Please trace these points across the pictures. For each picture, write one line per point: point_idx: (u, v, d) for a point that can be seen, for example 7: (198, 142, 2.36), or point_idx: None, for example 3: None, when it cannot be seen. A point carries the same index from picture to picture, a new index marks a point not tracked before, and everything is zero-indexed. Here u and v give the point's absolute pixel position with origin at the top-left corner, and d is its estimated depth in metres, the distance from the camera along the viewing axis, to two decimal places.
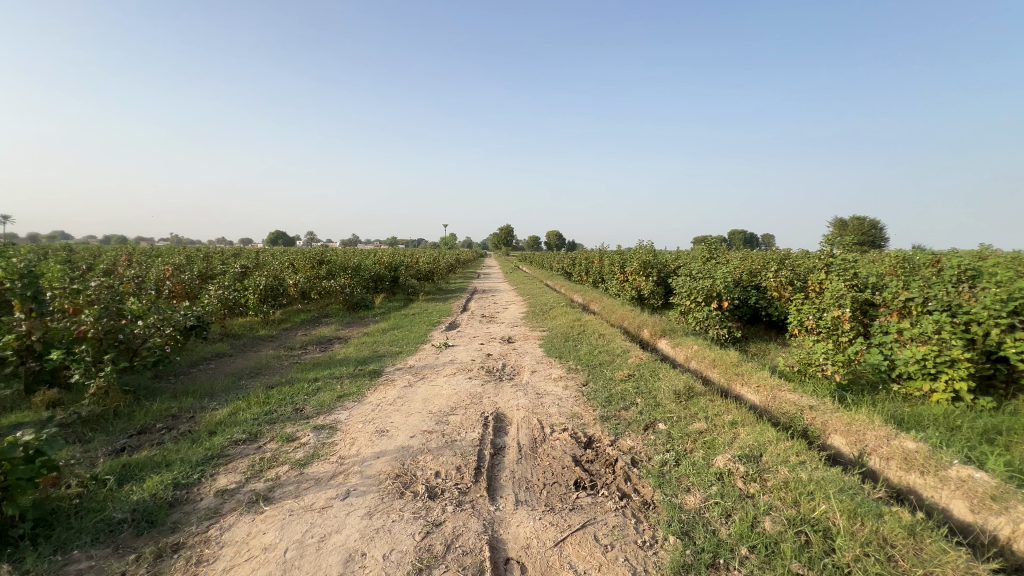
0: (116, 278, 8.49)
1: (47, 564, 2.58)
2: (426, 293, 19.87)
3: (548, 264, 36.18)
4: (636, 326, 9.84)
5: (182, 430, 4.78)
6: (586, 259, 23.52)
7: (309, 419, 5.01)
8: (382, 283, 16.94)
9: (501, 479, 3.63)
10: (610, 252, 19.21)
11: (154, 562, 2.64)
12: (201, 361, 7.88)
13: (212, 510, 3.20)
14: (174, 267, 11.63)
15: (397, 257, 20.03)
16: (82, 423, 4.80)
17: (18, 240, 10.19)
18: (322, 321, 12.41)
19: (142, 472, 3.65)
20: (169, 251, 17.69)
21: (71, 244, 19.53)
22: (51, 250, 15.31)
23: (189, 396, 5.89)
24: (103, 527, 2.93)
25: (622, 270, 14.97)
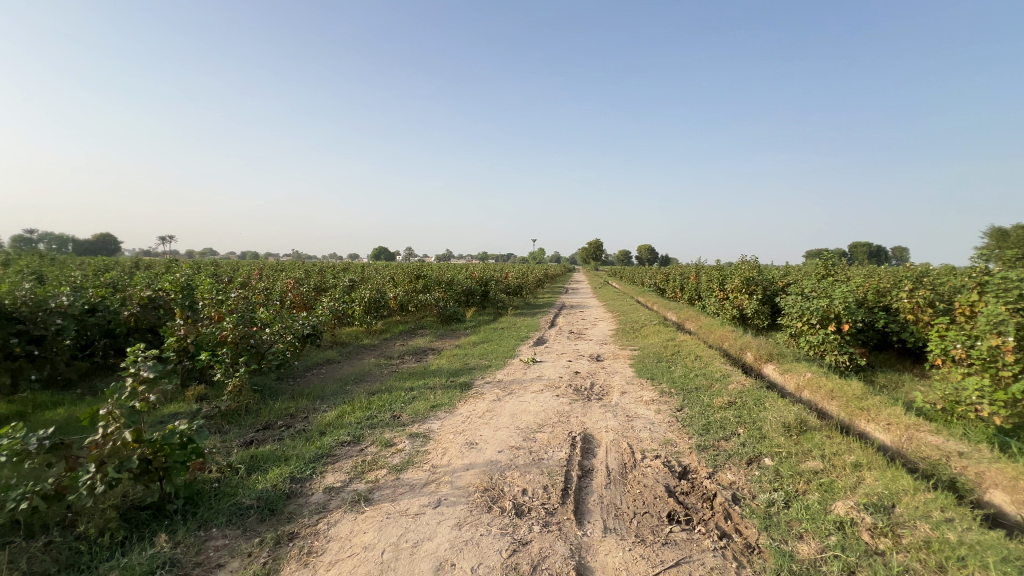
0: (251, 292, 9.95)
1: (193, 538, 3.11)
2: (514, 308, 20.31)
3: (638, 279, 35.21)
4: (739, 349, 9.19)
5: (298, 428, 5.44)
6: (682, 275, 22.51)
7: (405, 426, 5.42)
8: (473, 298, 17.65)
9: (589, 504, 3.65)
10: (709, 268, 18.21)
11: (274, 548, 3.06)
12: (316, 366, 8.90)
13: (321, 505, 3.63)
14: (295, 282, 13.25)
15: (488, 272, 20.82)
16: (221, 416, 5.70)
17: (177, 267, 12.41)
18: (418, 333, 13.25)
19: (266, 464, 4.26)
20: (294, 266, 20.06)
21: (218, 259, 23.19)
22: (204, 264, 18.32)
23: (304, 397, 6.70)
24: (235, 510, 3.46)
25: (723, 287, 14.14)
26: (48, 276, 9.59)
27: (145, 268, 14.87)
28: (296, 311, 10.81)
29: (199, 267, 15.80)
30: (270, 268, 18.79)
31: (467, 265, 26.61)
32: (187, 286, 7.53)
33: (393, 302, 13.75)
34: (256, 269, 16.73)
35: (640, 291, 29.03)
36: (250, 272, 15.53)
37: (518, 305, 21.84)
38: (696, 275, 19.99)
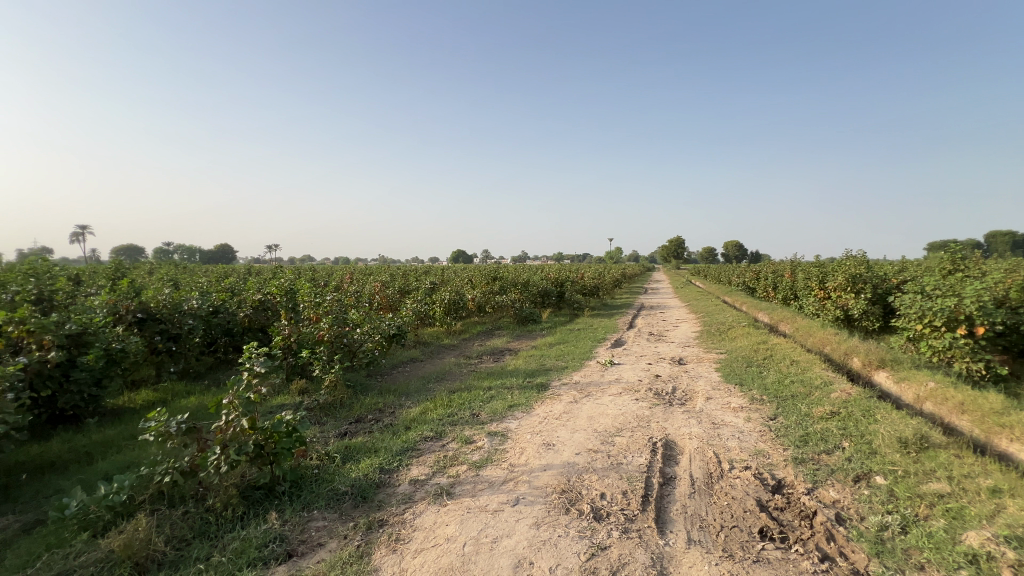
0: (345, 295, 11.02)
1: (298, 517, 3.67)
2: (590, 308, 20.24)
3: (723, 278, 33.34)
4: (843, 355, 8.49)
5: (386, 422, 6.01)
6: (775, 273, 21.01)
7: (483, 425, 5.78)
8: (548, 299, 17.86)
9: (671, 513, 3.70)
10: (806, 265, 16.83)
11: (366, 532, 3.50)
12: (400, 364, 9.62)
13: (408, 495, 4.05)
14: (382, 285, 14.36)
15: (563, 272, 20.94)
16: (319, 409, 6.46)
17: (283, 273, 14.01)
18: (494, 334, 13.71)
19: (358, 454, 4.83)
20: (380, 270, 21.54)
21: (314, 264, 25.67)
22: (303, 270, 20.38)
23: (390, 393, 7.34)
24: (333, 496, 3.99)
25: (823, 286, 13.05)
26: (183, 283, 11.33)
27: (255, 274, 16.80)
28: (382, 312, 11.71)
29: (299, 273, 17.55)
30: (359, 273, 20.34)
31: (542, 266, 26.83)
32: (289, 291, 8.95)
33: (470, 304, 14.30)
34: (347, 274, 18.23)
35: (726, 292, 27.41)
36: (342, 277, 16.96)
37: (594, 305, 21.76)
38: (791, 274, 18.54)
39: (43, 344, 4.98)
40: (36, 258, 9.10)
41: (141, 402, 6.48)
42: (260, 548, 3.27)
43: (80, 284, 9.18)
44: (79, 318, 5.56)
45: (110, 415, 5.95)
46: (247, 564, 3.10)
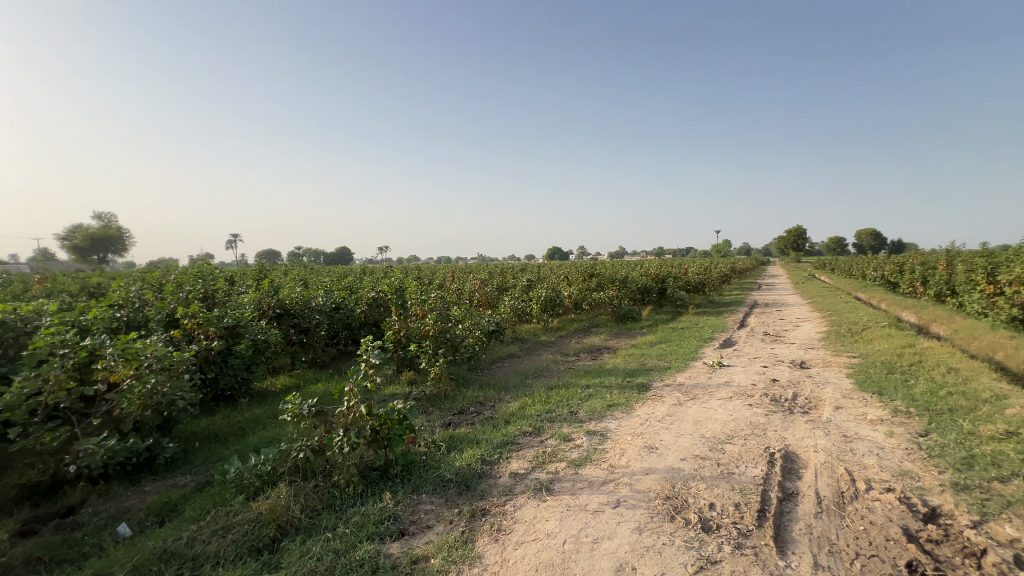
0: (448, 292, 11.43)
1: (409, 499, 3.78)
2: (696, 306, 18.86)
3: (855, 272, 29.19)
4: None
5: (487, 415, 6.05)
6: (924, 265, 17.81)
7: (582, 423, 5.53)
8: (649, 296, 16.69)
9: (793, 532, 3.15)
10: (969, 255, 13.98)
11: (470, 520, 3.47)
12: (499, 360, 9.71)
13: (508, 488, 3.97)
14: (481, 283, 14.72)
15: (666, 268, 19.75)
16: (426, 399, 6.71)
17: (393, 273, 14.97)
18: (592, 331, 13.32)
19: (462, 444, 4.89)
20: (479, 268, 22.19)
21: (421, 263, 27.24)
22: (409, 270, 21.68)
23: (490, 387, 7.42)
24: (440, 482, 4.05)
25: (994, 279, 10.70)
26: (311, 282, 12.61)
27: (368, 274, 18.21)
28: (480, 308, 11.95)
29: (406, 273, 18.68)
30: (460, 271, 21.12)
31: (642, 262, 25.60)
32: (397, 289, 9.48)
33: (567, 301, 14.04)
34: (448, 272, 19.01)
35: (858, 288, 23.88)
36: (443, 275, 17.74)
37: (700, 303, 20.24)
38: (947, 266, 15.55)
39: (209, 334, 5.77)
40: (202, 262, 10.72)
41: (280, 386, 7.30)
42: (378, 524, 3.40)
43: (233, 283, 10.64)
44: (233, 312, 6.34)
45: (257, 396, 6.75)
46: (367, 537, 3.23)
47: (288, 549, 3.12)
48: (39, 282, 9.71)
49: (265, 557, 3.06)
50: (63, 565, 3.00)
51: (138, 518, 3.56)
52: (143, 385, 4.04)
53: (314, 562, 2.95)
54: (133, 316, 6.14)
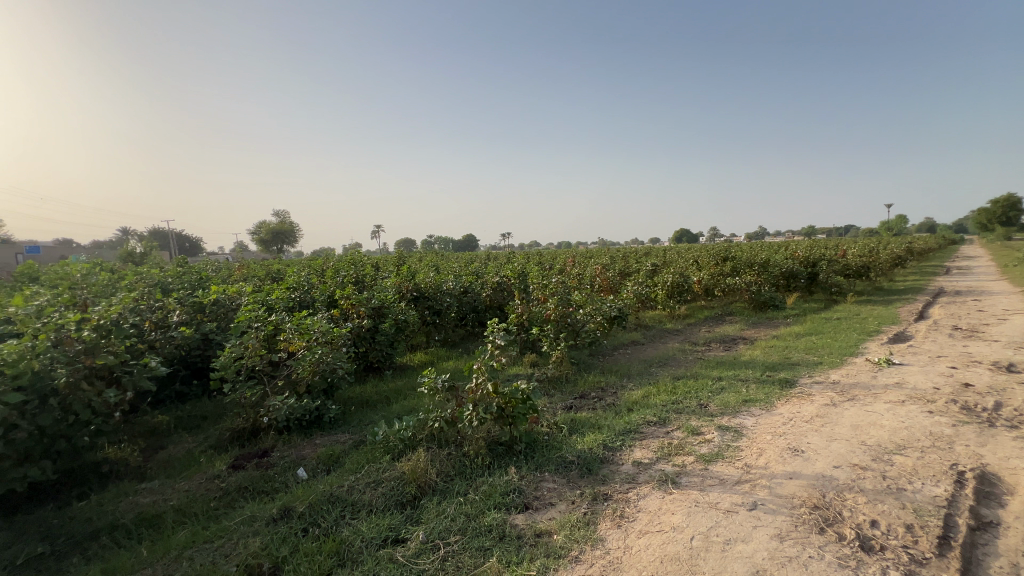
0: (569, 277, 11.45)
1: (533, 474, 3.96)
2: (856, 293, 16.20)
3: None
4: None
5: (609, 401, 5.99)
6: None
7: (713, 417, 5.17)
8: (796, 282, 14.71)
9: (987, 569, 2.64)
10: None
11: (593, 502, 3.53)
12: (622, 346, 9.47)
13: (632, 476, 3.92)
14: (603, 268, 14.43)
15: (819, 249, 17.23)
16: (548, 381, 6.89)
17: (515, 259, 15.42)
18: (725, 320, 12.27)
19: (584, 428, 4.94)
20: (601, 252, 21.75)
21: (542, 248, 27.69)
22: (531, 254, 22.11)
23: (612, 373, 7.32)
24: (563, 462, 4.16)
25: None
26: (443, 267, 13.59)
27: (493, 259, 19.05)
28: (602, 293, 11.76)
29: (528, 258, 19.08)
30: (581, 255, 20.94)
31: (788, 243, 22.69)
32: (520, 274, 9.80)
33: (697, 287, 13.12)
34: (569, 257, 19.02)
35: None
36: (564, 260, 17.75)
37: (863, 289, 17.34)
38: None
39: (360, 313, 6.78)
40: (354, 250, 12.21)
41: (417, 361, 8.10)
42: (504, 495, 3.63)
43: (379, 269, 11.99)
44: (379, 294, 7.22)
45: (400, 370, 7.58)
46: (494, 506, 3.48)
47: (426, 507, 3.51)
48: (239, 269, 11.98)
49: (408, 511, 3.47)
50: (260, 495, 3.76)
51: (311, 465, 4.24)
52: (312, 354, 4.87)
53: (448, 522, 3.29)
54: (305, 297, 7.32)
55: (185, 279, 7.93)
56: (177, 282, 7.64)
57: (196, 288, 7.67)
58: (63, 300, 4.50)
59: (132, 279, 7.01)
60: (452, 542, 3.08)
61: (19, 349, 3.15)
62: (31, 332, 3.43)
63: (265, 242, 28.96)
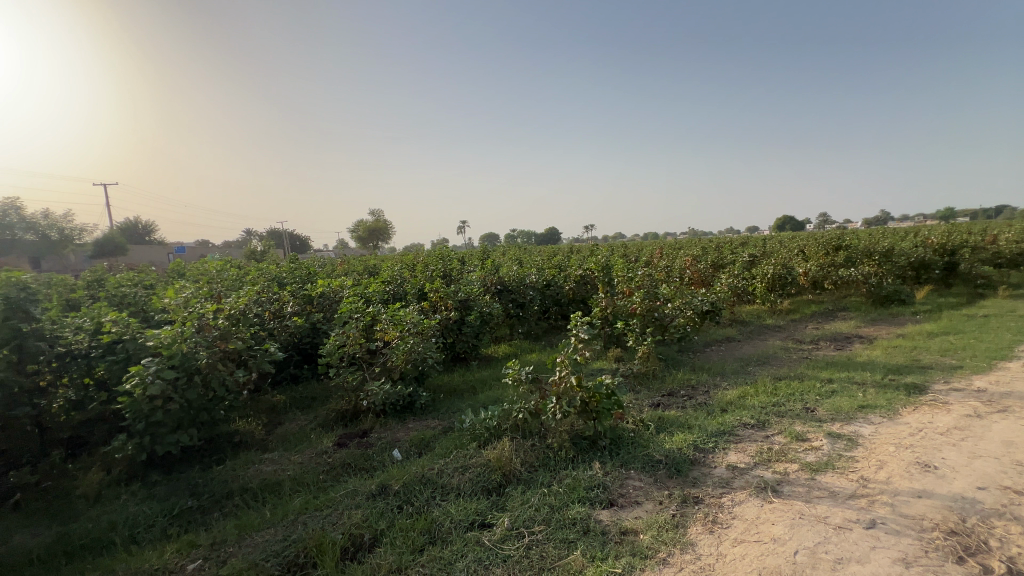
0: (656, 269, 10.93)
1: (618, 472, 3.82)
2: (1011, 285, 13.61)
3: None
4: None
5: (700, 400, 5.60)
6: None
7: (822, 423, 4.62)
8: (929, 273, 12.72)
9: None
10: None
11: (682, 504, 3.31)
12: (715, 342, 8.84)
13: (725, 480, 3.62)
14: (693, 259, 13.57)
15: (960, 234, 14.70)
16: (634, 377, 6.63)
17: (599, 251, 15.04)
18: (837, 315, 10.97)
19: (672, 427, 4.66)
20: (690, 243, 20.51)
21: (627, 240, 26.88)
22: (615, 246, 21.50)
23: (704, 371, 6.83)
24: (649, 461, 3.97)
25: None
26: (526, 261, 13.67)
27: (576, 252, 18.82)
28: (693, 287, 11.08)
29: (613, 251, 18.55)
30: (670, 247, 19.90)
31: (918, 228, 19.66)
32: (604, 266, 9.54)
33: (802, 279, 11.87)
34: (656, 248, 18.17)
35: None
36: (650, 252, 16.99)
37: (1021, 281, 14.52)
38: None
39: (448, 306, 7.07)
40: (442, 245, 12.70)
41: (502, 353, 8.24)
42: (588, 490, 3.54)
43: (465, 263, 12.37)
44: (465, 288, 7.43)
45: (486, 360, 7.76)
46: (578, 500, 3.41)
47: (511, 495, 3.54)
48: (341, 265, 13.03)
49: (494, 497, 3.53)
50: (362, 471, 4.05)
51: (405, 447, 4.48)
52: (405, 343, 5.14)
53: (533, 511, 3.29)
54: (398, 290, 7.75)
55: (296, 274, 8.79)
56: (291, 276, 8.49)
57: (305, 282, 8.46)
58: (203, 292, 5.19)
59: (254, 274, 7.91)
60: (536, 531, 3.07)
61: (171, 334, 3.67)
62: (179, 319, 3.97)
63: (363, 239, 31.20)
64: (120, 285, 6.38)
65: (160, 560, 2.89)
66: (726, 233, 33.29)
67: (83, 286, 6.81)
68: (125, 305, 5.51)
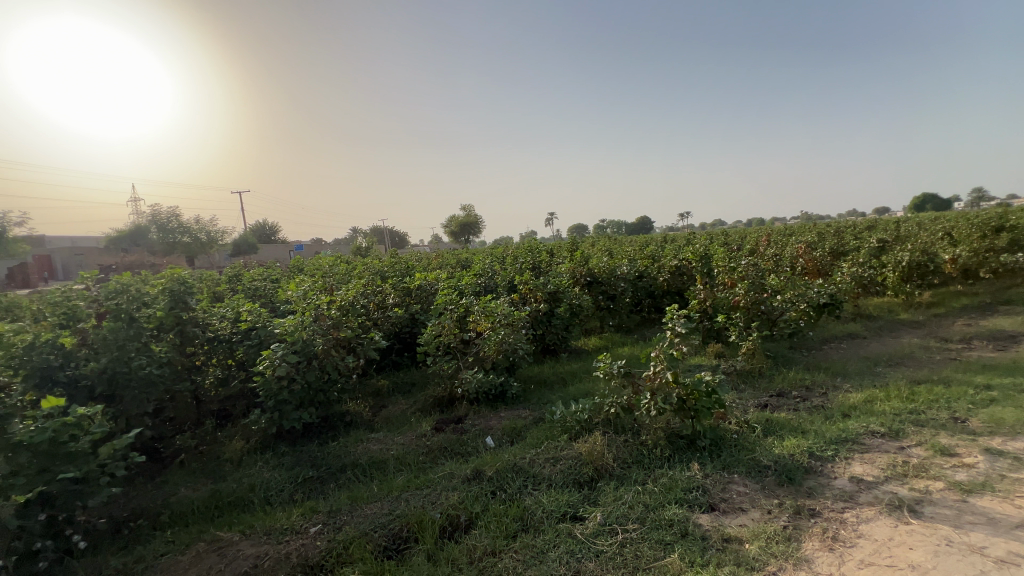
0: (763, 258, 9.54)
1: (719, 475, 3.12)
2: None
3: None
4: None
5: (815, 403, 4.43)
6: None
7: (977, 436, 3.44)
8: None
9: None
10: None
11: (794, 517, 2.65)
12: (833, 339, 6.97)
13: (848, 493, 2.83)
14: (808, 243, 11.07)
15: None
16: (738, 374, 5.49)
17: (698, 240, 13.67)
18: (1002, 311, 8.09)
19: (782, 431, 3.69)
20: (807, 229, 17.76)
21: (732, 228, 24.36)
22: (717, 236, 19.50)
23: (822, 371, 5.42)
24: (756, 466, 3.19)
25: None
26: (618, 252, 12.93)
27: (669, 242, 17.36)
28: (807, 277, 9.09)
29: (714, 239, 16.82)
30: (781, 233, 17.40)
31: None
32: (703, 256, 8.47)
33: (949, 266, 8.93)
34: (765, 235, 16.08)
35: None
36: (758, 239, 15.06)
37: None
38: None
39: (537, 297, 6.77)
40: (531, 238, 12.46)
41: (592, 346, 7.69)
42: (686, 491, 2.97)
43: (553, 255, 11.97)
44: (555, 279, 7.08)
45: (575, 352, 7.32)
46: (675, 501, 2.87)
47: (604, 490, 3.07)
48: (436, 259, 13.37)
49: (585, 491, 3.08)
50: (458, 456, 3.88)
51: (498, 435, 4.21)
52: (496, 335, 4.96)
53: (626, 508, 2.83)
54: (489, 282, 7.62)
55: (396, 268, 9.09)
56: (392, 270, 8.83)
57: (405, 275, 8.76)
58: (319, 285, 5.45)
59: (360, 269, 8.35)
60: (631, 529, 2.65)
61: (294, 322, 3.84)
62: (300, 310, 4.18)
63: (457, 234, 32.23)
64: (255, 279, 7.08)
65: (288, 521, 2.92)
66: (850, 216, 28.34)
67: (226, 280, 7.70)
68: (258, 297, 6.07)
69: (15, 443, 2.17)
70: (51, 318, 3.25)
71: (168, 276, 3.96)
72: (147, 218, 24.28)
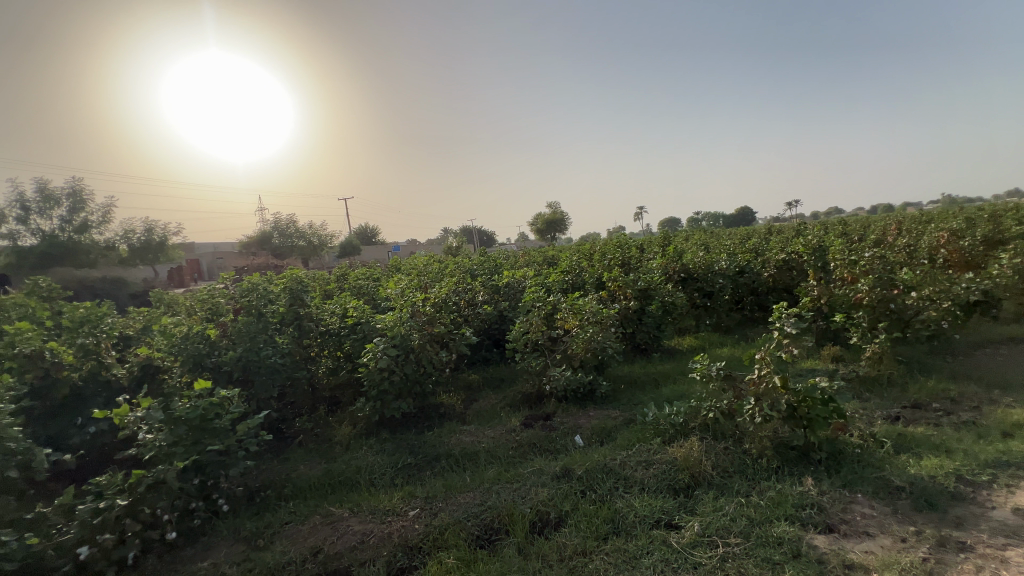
0: (892, 249, 8.07)
1: (837, 493, 2.55)
2: None
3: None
4: None
5: (963, 419, 3.58)
6: None
7: None
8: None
9: None
10: None
11: (936, 549, 2.09)
12: (989, 343, 5.59)
13: (1011, 528, 2.17)
14: (952, 230, 9.03)
15: None
16: (858, 380, 4.53)
17: (810, 231, 12.04)
18: None
19: (918, 449, 2.92)
20: (950, 214, 14.87)
21: (851, 218, 21.34)
22: (833, 226, 17.15)
23: (974, 381, 4.40)
24: (883, 485, 2.57)
25: None
26: (716, 246, 11.83)
27: (774, 234, 15.61)
28: (952, 270, 7.47)
29: (830, 229, 14.77)
30: (915, 221, 14.76)
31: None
32: (817, 248, 7.36)
33: None
34: (895, 223, 13.71)
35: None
36: (885, 228, 12.88)
37: None
38: None
39: (627, 295, 6.34)
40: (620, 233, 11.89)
41: (687, 345, 7.05)
42: (797, 507, 2.46)
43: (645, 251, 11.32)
44: (645, 275, 6.58)
45: (669, 352, 6.77)
46: (785, 517, 2.39)
47: (702, 498, 2.63)
48: (522, 258, 13.31)
49: (681, 498, 2.66)
50: (547, 453, 3.69)
51: (587, 434, 3.95)
52: (584, 333, 4.68)
53: (728, 520, 2.40)
54: (576, 279, 7.31)
55: (485, 266, 9.16)
56: (480, 268, 8.88)
57: (493, 274, 8.78)
58: (414, 284, 5.53)
59: (451, 267, 8.51)
60: (733, 543, 2.24)
61: (393, 318, 3.91)
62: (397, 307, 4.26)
63: (543, 231, 32.16)
64: (358, 278, 7.51)
65: (391, 503, 2.92)
66: (1013, 197, 23.28)
67: (336, 279, 8.27)
68: (362, 295, 6.41)
69: (176, 417, 2.37)
70: (200, 313, 3.68)
71: (289, 276, 4.28)
72: (271, 225, 27.38)
